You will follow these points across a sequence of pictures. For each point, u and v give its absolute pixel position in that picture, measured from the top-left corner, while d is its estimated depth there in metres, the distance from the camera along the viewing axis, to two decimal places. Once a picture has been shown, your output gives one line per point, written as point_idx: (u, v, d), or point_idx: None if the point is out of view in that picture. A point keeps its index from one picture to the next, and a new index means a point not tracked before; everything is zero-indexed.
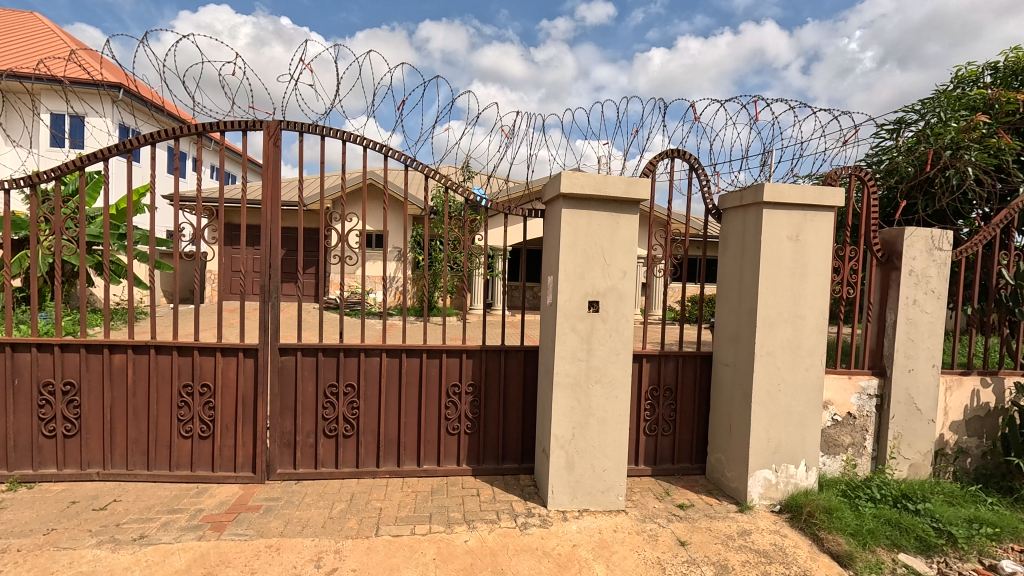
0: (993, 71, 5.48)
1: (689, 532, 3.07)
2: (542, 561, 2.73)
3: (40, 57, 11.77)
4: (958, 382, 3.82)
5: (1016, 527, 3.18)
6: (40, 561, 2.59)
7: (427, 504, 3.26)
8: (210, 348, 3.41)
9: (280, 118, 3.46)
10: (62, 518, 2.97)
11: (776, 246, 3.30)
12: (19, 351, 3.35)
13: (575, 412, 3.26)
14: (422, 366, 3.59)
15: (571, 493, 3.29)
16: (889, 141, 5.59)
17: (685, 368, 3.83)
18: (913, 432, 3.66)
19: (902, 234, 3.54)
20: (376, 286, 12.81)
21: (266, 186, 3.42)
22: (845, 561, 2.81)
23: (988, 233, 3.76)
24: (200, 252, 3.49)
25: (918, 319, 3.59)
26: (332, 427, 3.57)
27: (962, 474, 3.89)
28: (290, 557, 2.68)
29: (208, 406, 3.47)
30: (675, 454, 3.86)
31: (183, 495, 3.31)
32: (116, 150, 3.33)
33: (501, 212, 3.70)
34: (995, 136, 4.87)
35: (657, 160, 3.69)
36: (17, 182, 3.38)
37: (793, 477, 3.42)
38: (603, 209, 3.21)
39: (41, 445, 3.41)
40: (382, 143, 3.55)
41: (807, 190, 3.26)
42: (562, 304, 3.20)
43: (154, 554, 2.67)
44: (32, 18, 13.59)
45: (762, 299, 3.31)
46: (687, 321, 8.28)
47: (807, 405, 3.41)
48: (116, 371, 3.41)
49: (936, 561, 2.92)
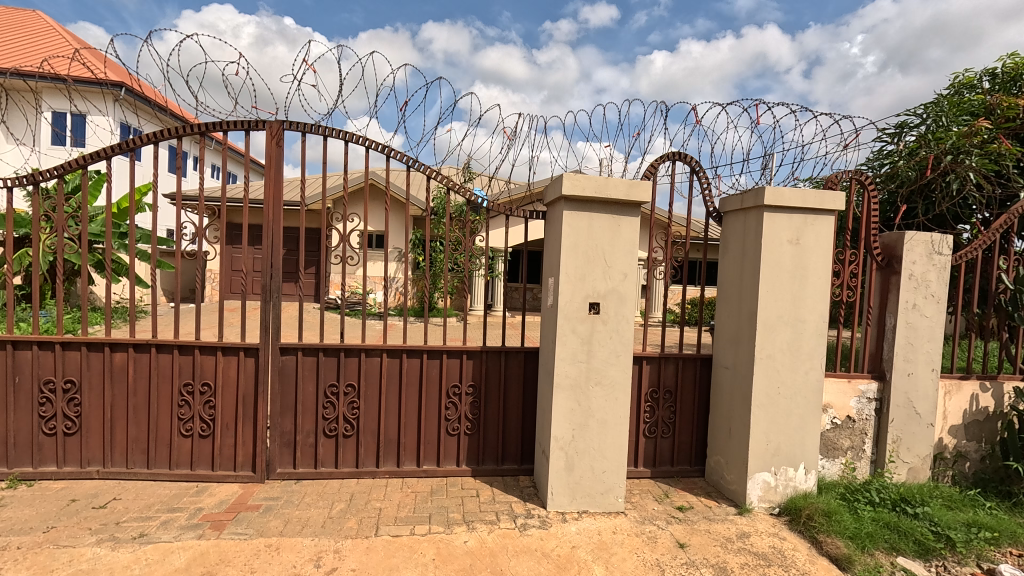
0: (992, 78, 5.51)
1: (688, 534, 3.07)
2: (541, 562, 2.74)
3: (45, 54, 11.87)
4: (957, 387, 3.83)
5: (1014, 531, 3.18)
6: (40, 559, 2.59)
7: (427, 505, 3.26)
8: (210, 347, 3.41)
9: (282, 119, 3.47)
10: (62, 516, 2.98)
11: (776, 250, 3.31)
12: (20, 349, 3.35)
13: (575, 413, 3.27)
14: (422, 366, 3.60)
15: (571, 494, 3.30)
16: (890, 145, 5.60)
17: (684, 370, 3.84)
18: (911, 436, 3.67)
19: (902, 238, 3.56)
20: (378, 286, 13.00)
21: (269, 186, 3.42)
22: (844, 564, 2.82)
23: (987, 238, 3.77)
24: (202, 251, 3.44)
25: (918, 323, 3.60)
26: (332, 427, 3.57)
27: (961, 478, 3.90)
28: (290, 557, 2.68)
29: (209, 405, 3.47)
30: (675, 456, 3.87)
31: (182, 494, 3.31)
32: (118, 149, 3.33)
33: (502, 213, 3.69)
34: (995, 142, 4.89)
35: (658, 162, 3.70)
36: (19, 180, 3.38)
37: (792, 480, 3.43)
38: (605, 211, 3.22)
39: (40, 443, 3.41)
40: (384, 144, 3.56)
41: (807, 195, 3.27)
42: (562, 306, 3.21)
43: (153, 552, 2.68)
44: (34, 14, 13.69)
45: (762, 302, 3.32)
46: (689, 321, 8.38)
47: (807, 408, 3.42)
48: (116, 369, 3.41)
49: (934, 565, 2.93)
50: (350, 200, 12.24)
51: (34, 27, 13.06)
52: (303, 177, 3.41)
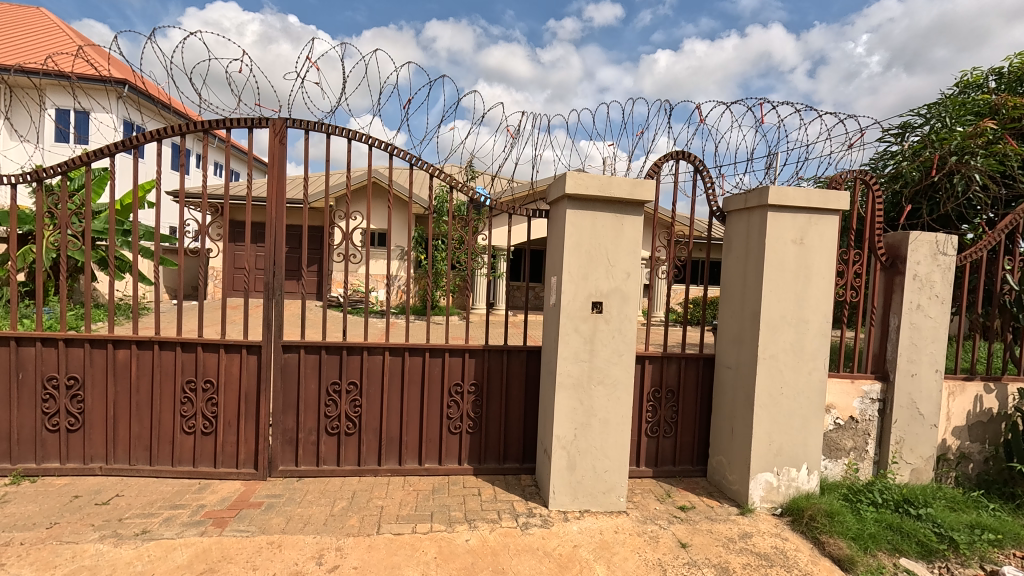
0: (998, 77, 5.48)
1: (690, 534, 3.06)
2: (543, 561, 2.74)
3: (48, 51, 11.89)
4: (961, 388, 3.81)
5: (1018, 534, 3.17)
6: (42, 555, 2.60)
7: (428, 503, 3.26)
8: (213, 344, 3.42)
9: (286, 116, 3.47)
10: (65, 512, 2.98)
11: (780, 249, 3.30)
12: (24, 345, 3.36)
13: (578, 413, 3.27)
14: (424, 365, 3.60)
15: (573, 494, 3.29)
16: (895, 145, 5.57)
17: (687, 370, 3.83)
18: (915, 437, 3.65)
19: (906, 238, 3.54)
20: (380, 284, 13.01)
21: (272, 184, 3.43)
22: (846, 565, 2.81)
23: (993, 238, 3.75)
24: (205, 248, 3.42)
25: (922, 324, 3.58)
26: (334, 425, 3.58)
27: (963, 479, 3.89)
28: (291, 554, 2.68)
29: (211, 403, 3.48)
30: (677, 456, 3.86)
31: (185, 491, 3.32)
32: (122, 146, 3.33)
33: (505, 212, 3.67)
34: (1001, 142, 4.86)
35: (662, 161, 3.69)
36: (23, 177, 3.39)
37: (794, 480, 3.42)
38: (608, 210, 3.21)
39: (44, 439, 3.43)
40: (387, 142, 3.55)
41: (812, 194, 3.26)
42: (565, 305, 3.20)
43: (155, 549, 2.68)
44: (38, 12, 13.68)
45: (765, 302, 3.31)
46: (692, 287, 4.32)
47: (809, 408, 3.40)
48: (119, 366, 3.42)
49: (937, 567, 2.93)
50: (354, 198, 12.43)
51: (39, 24, 13.06)
52: (307, 174, 3.41)
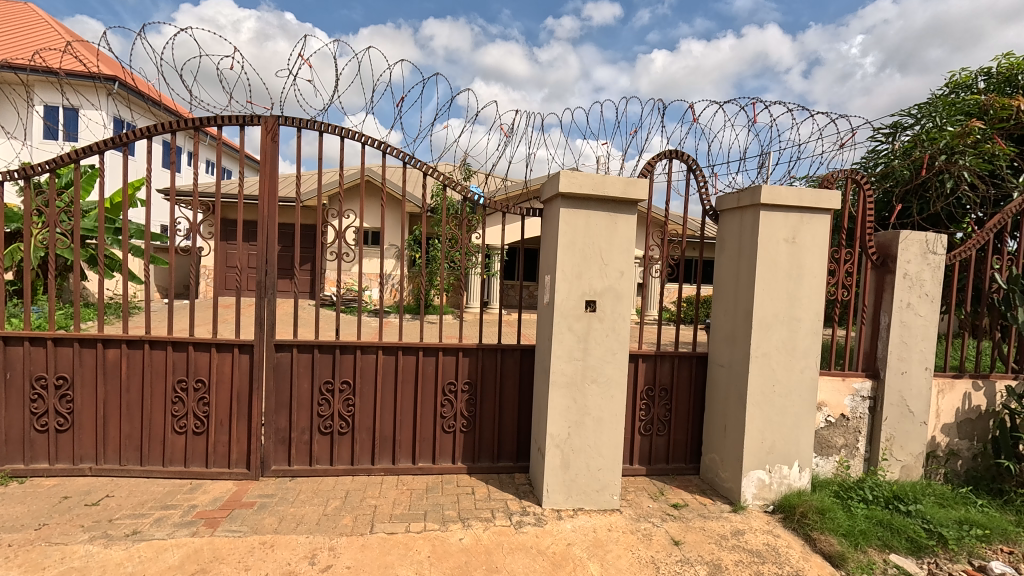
0: (987, 77, 5.54)
1: (683, 531, 3.08)
2: (537, 559, 2.74)
3: (35, 48, 11.68)
4: (950, 385, 3.85)
5: (1006, 529, 3.22)
6: (31, 556, 2.57)
7: (423, 502, 3.25)
8: (205, 344, 3.39)
9: (278, 114, 3.44)
10: (54, 513, 2.95)
11: (773, 248, 3.32)
12: (12, 345, 3.32)
13: (572, 411, 3.27)
14: (417, 363, 3.59)
15: (566, 492, 3.30)
16: (885, 146, 5.64)
17: (680, 368, 3.84)
18: (905, 434, 3.68)
19: (897, 237, 3.57)
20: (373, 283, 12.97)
21: (264, 182, 3.40)
22: (837, 561, 2.83)
23: (982, 237, 3.77)
24: (195, 247, 3.34)
25: (912, 322, 3.62)
26: (328, 424, 3.56)
27: (953, 475, 3.93)
28: (284, 553, 2.67)
29: (203, 402, 3.45)
30: (670, 454, 3.88)
31: (176, 491, 3.30)
32: (110, 143, 3.27)
33: (499, 211, 3.62)
34: (989, 142, 4.92)
35: (656, 160, 3.69)
36: (10, 174, 3.31)
37: (786, 478, 3.45)
38: (602, 209, 3.21)
39: (32, 439, 3.39)
40: (381, 140, 3.53)
41: (804, 193, 3.28)
42: (560, 303, 3.20)
43: (146, 550, 2.66)
44: (27, 8, 13.49)
45: (758, 300, 3.33)
46: (670, 279, 3.98)
47: (801, 406, 3.43)
48: (109, 365, 3.39)
49: (927, 562, 2.95)
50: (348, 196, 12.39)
51: (26, 20, 12.87)
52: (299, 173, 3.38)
